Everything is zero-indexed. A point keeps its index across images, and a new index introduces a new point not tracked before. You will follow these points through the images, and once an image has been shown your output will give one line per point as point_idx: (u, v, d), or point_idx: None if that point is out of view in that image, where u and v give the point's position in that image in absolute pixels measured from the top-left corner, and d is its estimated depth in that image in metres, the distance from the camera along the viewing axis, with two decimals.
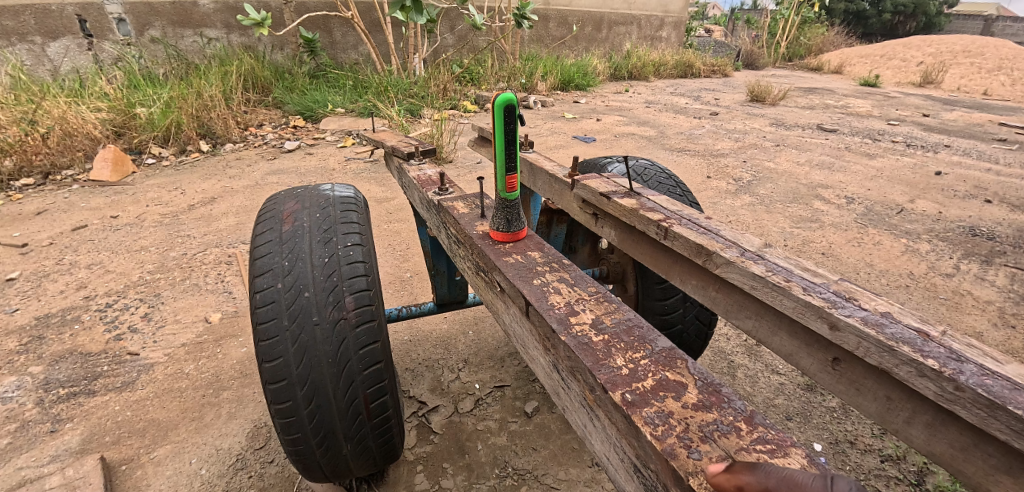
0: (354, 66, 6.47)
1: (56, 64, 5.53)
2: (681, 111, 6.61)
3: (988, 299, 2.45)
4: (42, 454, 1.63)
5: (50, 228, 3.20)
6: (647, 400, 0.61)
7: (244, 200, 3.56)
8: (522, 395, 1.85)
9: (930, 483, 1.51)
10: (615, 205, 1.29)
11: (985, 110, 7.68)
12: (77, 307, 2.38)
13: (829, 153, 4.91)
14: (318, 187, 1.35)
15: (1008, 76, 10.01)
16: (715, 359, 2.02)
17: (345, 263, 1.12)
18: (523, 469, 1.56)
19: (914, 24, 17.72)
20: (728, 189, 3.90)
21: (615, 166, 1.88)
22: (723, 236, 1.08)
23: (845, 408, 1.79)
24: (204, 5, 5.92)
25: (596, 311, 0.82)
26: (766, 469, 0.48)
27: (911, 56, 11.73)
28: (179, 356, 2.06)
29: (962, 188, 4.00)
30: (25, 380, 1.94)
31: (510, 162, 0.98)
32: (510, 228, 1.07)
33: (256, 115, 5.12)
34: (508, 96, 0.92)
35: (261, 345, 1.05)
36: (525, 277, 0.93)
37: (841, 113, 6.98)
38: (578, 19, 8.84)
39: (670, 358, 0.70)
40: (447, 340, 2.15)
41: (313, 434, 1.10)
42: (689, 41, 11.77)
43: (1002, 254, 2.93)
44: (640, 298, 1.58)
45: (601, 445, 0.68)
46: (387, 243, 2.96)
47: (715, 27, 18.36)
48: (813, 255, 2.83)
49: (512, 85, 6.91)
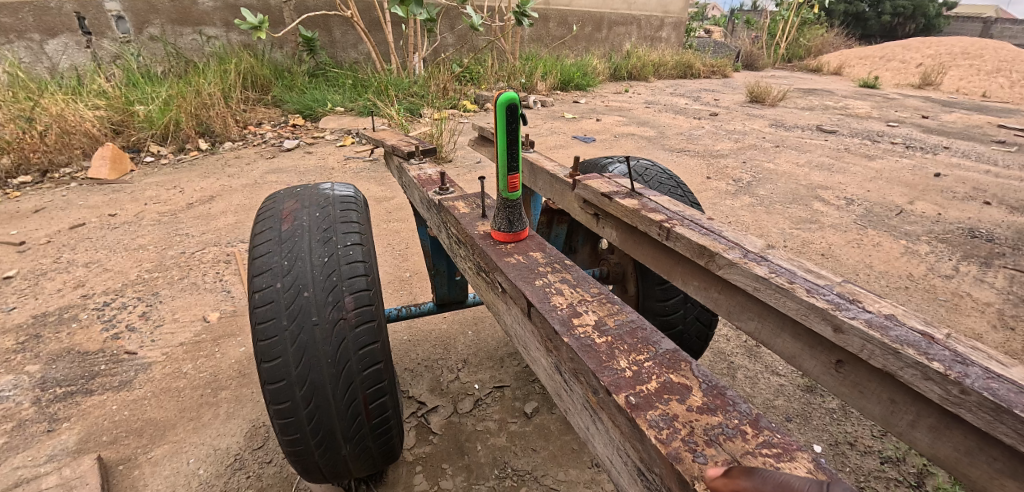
0: (354, 66, 6.45)
1: (54, 61, 5.49)
2: (681, 112, 6.63)
3: (988, 301, 2.44)
4: (39, 454, 1.62)
5: (46, 227, 3.17)
6: (651, 402, 0.61)
7: (243, 199, 3.55)
8: (522, 396, 1.85)
9: (931, 485, 1.51)
10: (615, 205, 1.28)
11: (983, 111, 7.73)
12: (73, 306, 2.36)
13: (829, 154, 4.92)
14: (318, 186, 1.34)
15: (1007, 78, 10.06)
16: (715, 361, 2.01)
17: (345, 263, 1.11)
18: (523, 470, 1.55)
19: (913, 27, 17.91)
20: (727, 189, 3.90)
21: (616, 166, 1.88)
22: (725, 237, 1.07)
23: (845, 409, 1.79)
24: (203, 4, 5.90)
25: (599, 313, 0.81)
26: (765, 474, 0.48)
27: (910, 57, 11.78)
28: (177, 355, 2.05)
29: (962, 189, 4.01)
30: (22, 379, 1.92)
31: (511, 161, 0.98)
32: (511, 229, 1.06)
33: (256, 114, 5.10)
34: (510, 95, 0.90)
35: (260, 345, 1.04)
36: (526, 277, 0.92)
37: (840, 114, 6.98)
38: (578, 19, 8.87)
39: (674, 360, 0.69)
40: (447, 340, 2.15)
41: (312, 434, 1.09)
42: (690, 42, 11.84)
43: (1002, 256, 2.93)
44: (640, 298, 1.58)
45: (603, 447, 0.68)
46: (386, 243, 2.95)
47: (714, 29, 18.40)
48: (813, 256, 2.83)
49: (512, 85, 6.91)
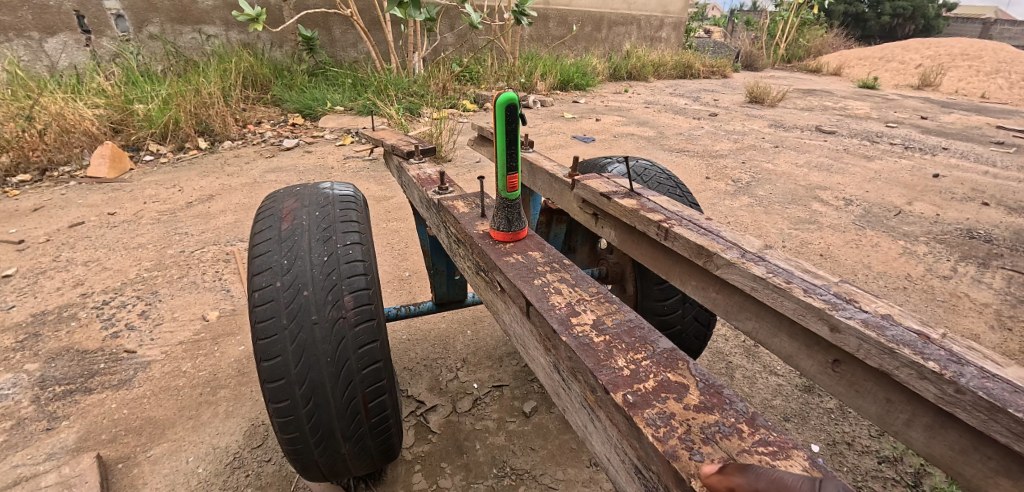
0: (353, 65, 6.44)
1: (53, 59, 5.47)
2: (680, 112, 6.64)
3: (985, 301, 2.45)
4: (38, 452, 1.62)
5: (46, 225, 3.18)
6: (648, 400, 0.61)
7: (242, 198, 3.55)
8: (521, 395, 1.85)
9: (928, 484, 1.51)
10: (615, 205, 1.28)
11: (982, 112, 7.75)
12: (72, 305, 2.36)
13: (828, 155, 4.93)
14: (318, 186, 1.35)
15: (1005, 80, 10.08)
16: (713, 361, 2.02)
17: (344, 262, 1.11)
18: (521, 469, 1.56)
19: (913, 27, 18.00)
20: (726, 190, 3.91)
21: (615, 166, 1.89)
22: (724, 237, 1.08)
23: (843, 409, 1.80)
24: (203, 3, 5.90)
25: (597, 312, 0.81)
26: (760, 472, 0.48)
27: (909, 58, 11.79)
28: (176, 354, 2.06)
29: (960, 190, 4.02)
30: (22, 377, 1.93)
31: (511, 161, 0.98)
32: (510, 228, 1.06)
33: (255, 113, 5.10)
34: (509, 95, 0.91)
35: (260, 343, 1.04)
36: (525, 277, 0.93)
37: (839, 115, 6.99)
38: (578, 20, 8.87)
39: (671, 359, 0.70)
40: (446, 340, 2.15)
41: (311, 434, 1.09)
42: (690, 42, 11.86)
43: (1000, 256, 2.94)
44: (638, 298, 1.58)
45: (602, 446, 0.68)
46: (385, 243, 2.96)
47: (713, 29, 18.40)
48: (811, 257, 2.84)
49: (512, 85, 6.91)
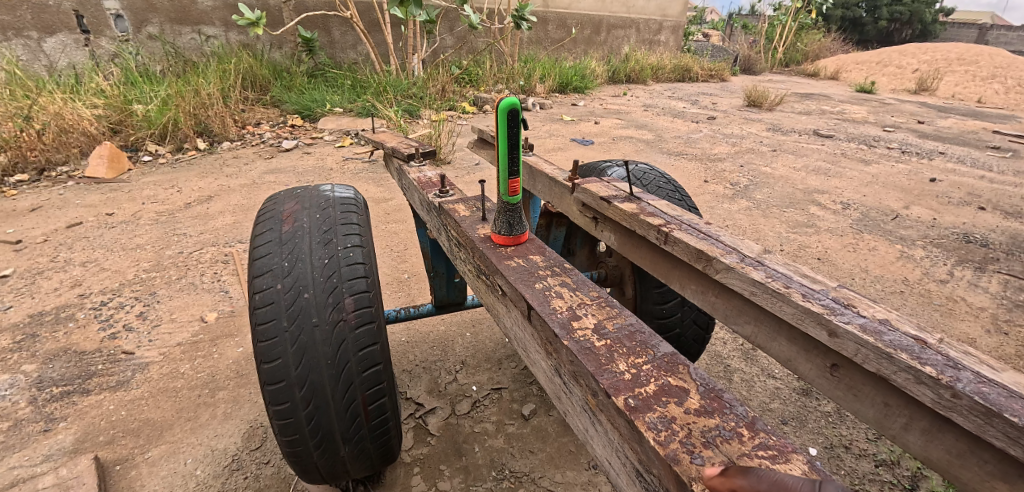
0: (353, 66, 6.45)
1: (52, 59, 5.46)
2: (679, 115, 6.67)
3: (982, 305, 2.47)
4: (35, 454, 1.61)
5: (44, 225, 3.17)
6: (649, 405, 0.62)
7: (241, 200, 3.55)
8: (520, 397, 1.86)
9: (924, 487, 1.52)
10: (615, 209, 1.29)
11: (979, 117, 7.79)
12: (70, 306, 2.36)
13: (826, 159, 4.95)
14: (319, 188, 1.35)
15: (1002, 84, 10.14)
16: (712, 363, 2.03)
17: (345, 265, 1.12)
18: (520, 471, 1.56)
19: (909, 31, 18.14)
20: (725, 193, 3.92)
21: (615, 170, 1.90)
22: (723, 241, 1.09)
23: (841, 412, 1.80)
24: (202, 3, 5.91)
25: (598, 316, 0.82)
26: (761, 474, 0.49)
27: (906, 62, 11.85)
28: (174, 356, 2.05)
29: (956, 195, 4.04)
30: (19, 378, 1.92)
31: (512, 166, 0.99)
32: (511, 232, 1.07)
33: (254, 114, 5.10)
34: (511, 100, 0.92)
35: (260, 345, 1.04)
36: (526, 280, 0.93)
37: (837, 119, 7.02)
38: (577, 23, 8.90)
39: (671, 363, 0.70)
40: (445, 342, 2.15)
41: (311, 436, 1.09)
42: (688, 46, 11.90)
43: (995, 260, 2.95)
44: (638, 301, 1.59)
45: (602, 449, 0.69)
46: (384, 244, 2.96)
47: (712, 33, 18.44)
48: (808, 260, 2.85)
49: (511, 87, 6.93)
